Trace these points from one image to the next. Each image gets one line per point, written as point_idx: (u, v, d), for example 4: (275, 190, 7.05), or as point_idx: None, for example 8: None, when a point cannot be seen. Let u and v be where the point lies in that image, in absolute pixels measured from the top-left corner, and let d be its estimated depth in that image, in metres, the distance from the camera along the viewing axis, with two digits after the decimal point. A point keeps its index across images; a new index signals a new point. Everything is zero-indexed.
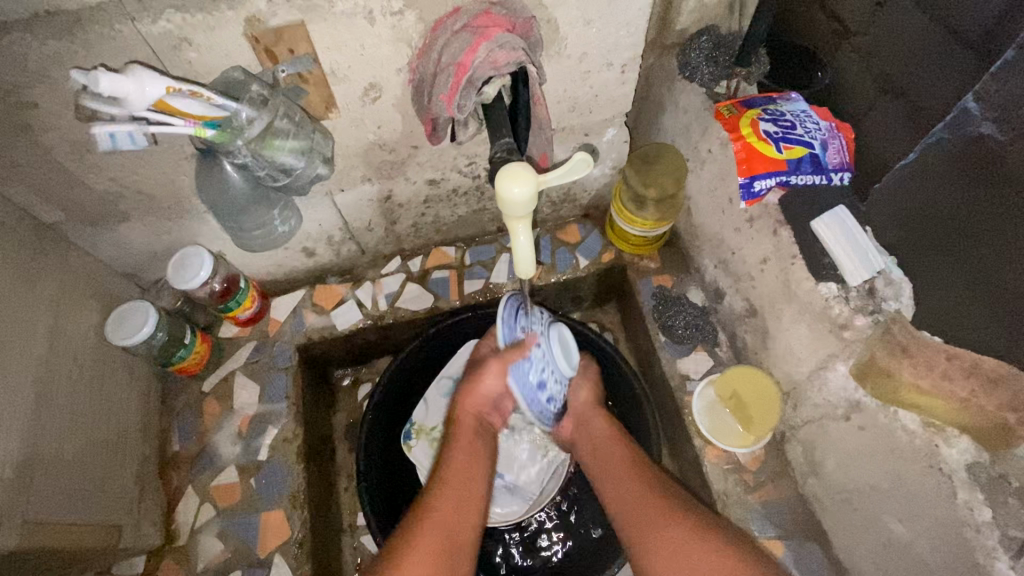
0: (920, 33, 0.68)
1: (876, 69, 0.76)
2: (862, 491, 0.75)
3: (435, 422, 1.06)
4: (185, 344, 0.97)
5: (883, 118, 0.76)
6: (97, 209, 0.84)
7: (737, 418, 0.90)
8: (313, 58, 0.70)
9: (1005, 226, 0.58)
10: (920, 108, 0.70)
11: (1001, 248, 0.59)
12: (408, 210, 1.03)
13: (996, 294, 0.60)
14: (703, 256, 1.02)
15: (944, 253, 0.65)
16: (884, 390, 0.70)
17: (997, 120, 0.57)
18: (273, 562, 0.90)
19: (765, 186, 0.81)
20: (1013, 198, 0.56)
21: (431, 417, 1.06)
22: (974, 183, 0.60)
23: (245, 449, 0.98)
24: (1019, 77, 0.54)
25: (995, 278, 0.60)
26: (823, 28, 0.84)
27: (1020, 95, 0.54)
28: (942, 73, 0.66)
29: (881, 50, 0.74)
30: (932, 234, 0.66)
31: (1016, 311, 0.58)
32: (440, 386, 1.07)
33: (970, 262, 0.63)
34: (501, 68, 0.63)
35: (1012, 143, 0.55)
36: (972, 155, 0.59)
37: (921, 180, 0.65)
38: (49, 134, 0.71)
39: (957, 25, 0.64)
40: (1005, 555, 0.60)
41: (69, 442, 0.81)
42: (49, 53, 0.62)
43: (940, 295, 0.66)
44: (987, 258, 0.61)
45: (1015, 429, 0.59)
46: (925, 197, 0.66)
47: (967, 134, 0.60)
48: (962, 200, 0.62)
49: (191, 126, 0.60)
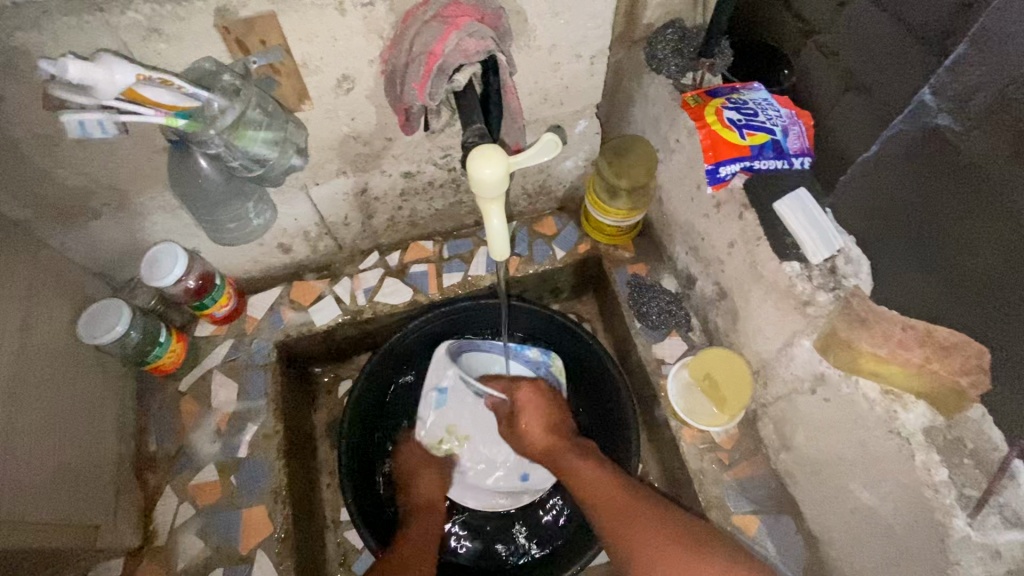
0: (880, 32, 0.69)
1: (839, 66, 0.76)
2: (829, 461, 0.78)
3: (438, 434, 1.08)
4: (160, 342, 0.96)
5: (847, 114, 0.76)
6: (67, 205, 0.83)
7: (711, 399, 0.94)
8: (285, 49, 0.70)
9: (962, 213, 0.61)
10: (880, 102, 0.70)
11: (956, 237, 0.62)
12: (384, 204, 1.04)
13: (956, 278, 0.63)
14: (675, 244, 1.05)
15: (906, 236, 0.68)
16: (845, 359, 0.71)
17: (951, 112, 0.60)
18: (255, 558, 0.89)
19: (730, 171, 0.83)
20: (970, 181, 0.59)
21: (435, 430, 1.08)
22: (934, 170, 0.63)
23: (223, 447, 0.97)
24: (968, 70, 0.58)
25: (956, 263, 0.63)
26: (788, 25, 0.85)
27: (972, 87, 0.58)
28: (897, 71, 0.67)
29: (844, 46, 0.75)
30: (897, 219, 0.69)
31: (974, 292, 0.61)
32: (430, 399, 1.08)
33: (929, 247, 0.66)
34: (471, 57, 0.65)
35: (967, 133, 0.59)
36: (931, 145, 0.63)
37: (887, 168, 0.70)
38: (15, 128, 0.70)
39: (913, 22, 0.64)
40: (963, 513, 0.62)
41: (44, 442, 0.79)
42: (15, 44, 0.61)
43: (901, 274, 0.70)
44: (943, 243, 0.64)
45: (967, 392, 0.63)
46: (890, 187, 0.70)
47: (925, 125, 0.64)
48: (924, 186, 0.65)
49: (162, 116, 0.61)
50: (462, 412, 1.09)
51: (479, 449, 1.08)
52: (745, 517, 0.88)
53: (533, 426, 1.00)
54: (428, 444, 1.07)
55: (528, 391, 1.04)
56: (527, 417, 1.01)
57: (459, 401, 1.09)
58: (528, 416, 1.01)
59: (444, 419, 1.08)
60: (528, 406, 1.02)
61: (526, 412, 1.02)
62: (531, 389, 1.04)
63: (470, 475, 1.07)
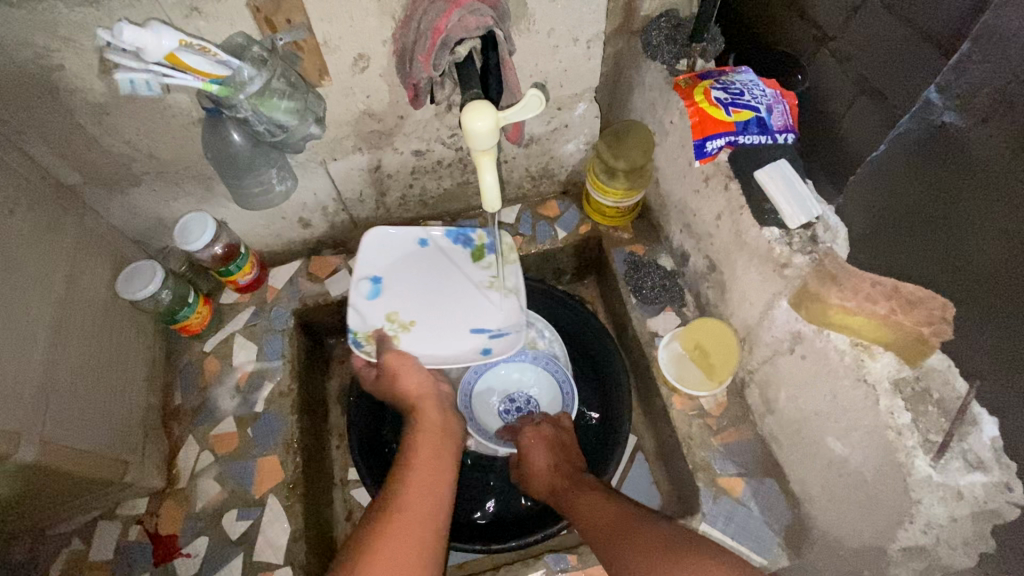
0: (894, 35, 0.68)
1: (852, 70, 0.76)
2: (807, 418, 0.82)
3: (374, 323, 1.02)
4: (188, 304, 1.05)
5: (861, 115, 0.76)
6: (112, 172, 0.93)
7: (700, 366, 0.99)
8: (308, 28, 0.79)
9: (970, 208, 0.58)
10: (892, 104, 0.71)
11: (962, 234, 0.60)
12: (396, 182, 1.12)
13: (962, 272, 0.61)
14: (671, 223, 1.10)
15: (904, 226, 0.67)
16: (817, 313, 0.76)
17: (958, 110, 0.59)
18: (267, 502, 0.96)
19: (716, 146, 0.89)
20: (978, 178, 0.57)
21: (367, 322, 1.02)
22: (941, 167, 0.61)
23: (242, 402, 1.05)
24: (976, 67, 0.56)
25: (960, 255, 0.61)
26: (803, 32, 0.83)
27: (979, 83, 0.56)
28: (913, 70, 0.67)
29: (859, 52, 0.74)
30: (900, 208, 0.67)
31: (983, 287, 0.59)
32: (358, 289, 1.04)
33: (932, 240, 0.64)
34: (472, 31, 0.72)
35: (975, 128, 0.57)
36: (938, 142, 0.61)
37: (893, 171, 0.67)
38: (72, 97, 0.80)
39: (926, 26, 0.64)
40: (925, 455, 0.66)
41: (80, 384, 0.87)
42: (77, 19, 0.71)
43: (905, 266, 0.68)
44: (945, 237, 0.62)
45: (930, 341, 0.67)
46: (897, 185, 0.67)
47: (932, 123, 0.62)
48: (928, 181, 0.63)
49: (200, 81, 0.70)
50: (393, 294, 1.05)
51: (429, 323, 1.04)
52: (730, 478, 0.91)
53: (539, 458, 0.98)
54: (363, 334, 1.01)
55: (534, 429, 1.02)
56: (532, 455, 0.99)
57: (400, 281, 1.06)
58: (534, 454, 0.99)
59: (381, 306, 1.03)
60: (539, 445, 1.00)
61: (531, 450, 0.99)
62: (536, 429, 1.02)
63: (491, 351, 1.02)
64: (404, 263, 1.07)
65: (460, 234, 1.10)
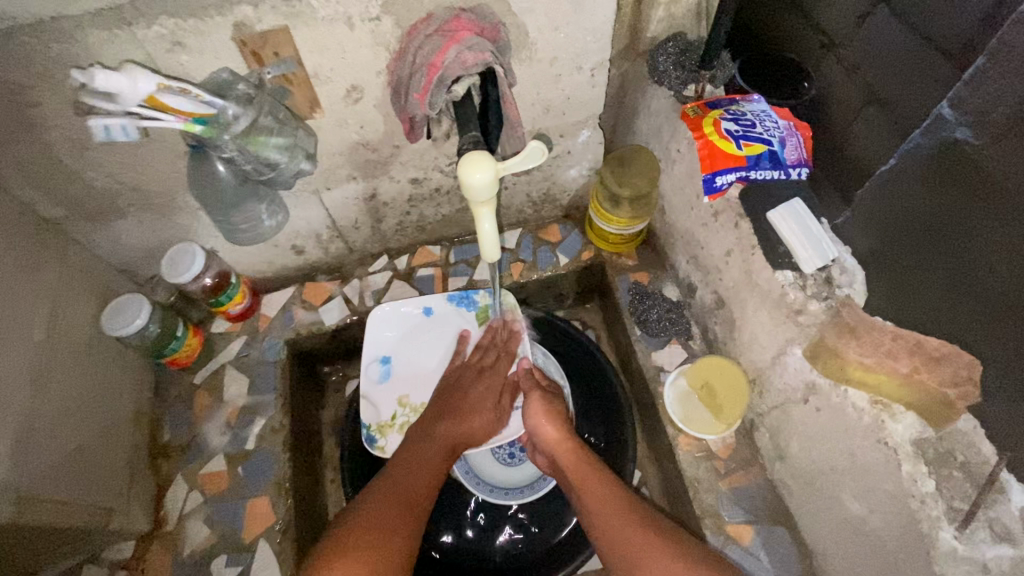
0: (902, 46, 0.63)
1: (862, 80, 0.70)
2: (821, 470, 0.78)
3: (390, 411, 1.02)
4: (177, 337, 1.02)
5: (868, 129, 0.71)
6: (96, 205, 0.89)
7: (707, 406, 0.94)
8: (297, 60, 0.75)
9: (995, 232, 0.55)
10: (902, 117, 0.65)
11: (989, 260, 0.57)
12: (393, 209, 1.08)
13: (988, 302, 0.58)
14: (677, 253, 1.06)
15: (929, 255, 0.63)
16: (835, 368, 0.73)
17: (972, 126, 0.56)
18: (258, 546, 0.93)
19: (725, 181, 0.84)
20: (1002, 198, 0.54)
21: (384, 409, 1.02)
22: (960, 186, 0.58)
23: (233, 439, 1.01)
24: (993, 81, 0.53)
25: (985, 284, 0.57)
26: (812, 41, 0.78)
27: (995, 98, 0.53)
28: (921, 85, 0.61)
29: (868, 61, 0.69)
30: (924, 236, 0.63)
31: (1014, 318, 0.55)
32: (369, 372, 1.04)
33: (956, 267, 0.60)
34: (469, 68, 0.69)
35: (992, 144, 0.54)
36: (952, 160, 0.58)
37: (901, 189, 0.66)
38: (51, 131, 0.75)
39: (936, 34, 0.58)
40: (950, 526, 0.62)
41: (63, 428, 0.83)
42: (52, 55, 0.67)
43: (932, 300, 0.64)
44: (971, 264, 0.59)
45: (955, 404, 0.64)
46: (912, 209, 0.64)
47: (944, 140, 0.59)
48: (947, 204, 0.60)
49: (181, 122, 0.65)
50: (403, 381, 1.04)
51: None
52: (739, 526, 0.87)
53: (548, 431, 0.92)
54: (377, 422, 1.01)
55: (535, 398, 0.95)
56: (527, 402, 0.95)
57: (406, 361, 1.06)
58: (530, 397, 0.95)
59: (393, 391, 1.03)
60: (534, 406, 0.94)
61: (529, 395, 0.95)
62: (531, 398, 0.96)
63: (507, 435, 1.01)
64: (410, 337, 1.07)
65: (465, 298, 1.08)
